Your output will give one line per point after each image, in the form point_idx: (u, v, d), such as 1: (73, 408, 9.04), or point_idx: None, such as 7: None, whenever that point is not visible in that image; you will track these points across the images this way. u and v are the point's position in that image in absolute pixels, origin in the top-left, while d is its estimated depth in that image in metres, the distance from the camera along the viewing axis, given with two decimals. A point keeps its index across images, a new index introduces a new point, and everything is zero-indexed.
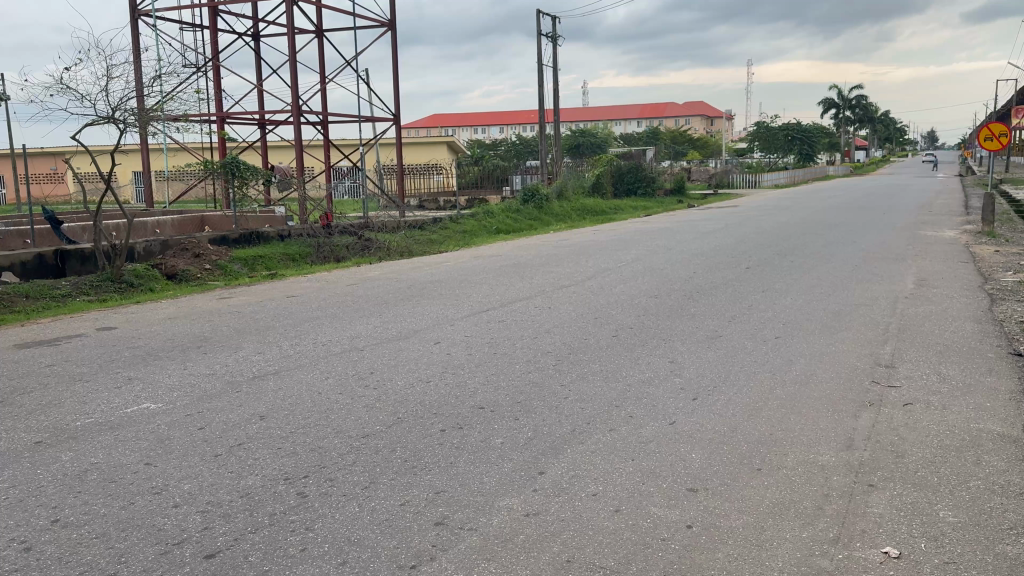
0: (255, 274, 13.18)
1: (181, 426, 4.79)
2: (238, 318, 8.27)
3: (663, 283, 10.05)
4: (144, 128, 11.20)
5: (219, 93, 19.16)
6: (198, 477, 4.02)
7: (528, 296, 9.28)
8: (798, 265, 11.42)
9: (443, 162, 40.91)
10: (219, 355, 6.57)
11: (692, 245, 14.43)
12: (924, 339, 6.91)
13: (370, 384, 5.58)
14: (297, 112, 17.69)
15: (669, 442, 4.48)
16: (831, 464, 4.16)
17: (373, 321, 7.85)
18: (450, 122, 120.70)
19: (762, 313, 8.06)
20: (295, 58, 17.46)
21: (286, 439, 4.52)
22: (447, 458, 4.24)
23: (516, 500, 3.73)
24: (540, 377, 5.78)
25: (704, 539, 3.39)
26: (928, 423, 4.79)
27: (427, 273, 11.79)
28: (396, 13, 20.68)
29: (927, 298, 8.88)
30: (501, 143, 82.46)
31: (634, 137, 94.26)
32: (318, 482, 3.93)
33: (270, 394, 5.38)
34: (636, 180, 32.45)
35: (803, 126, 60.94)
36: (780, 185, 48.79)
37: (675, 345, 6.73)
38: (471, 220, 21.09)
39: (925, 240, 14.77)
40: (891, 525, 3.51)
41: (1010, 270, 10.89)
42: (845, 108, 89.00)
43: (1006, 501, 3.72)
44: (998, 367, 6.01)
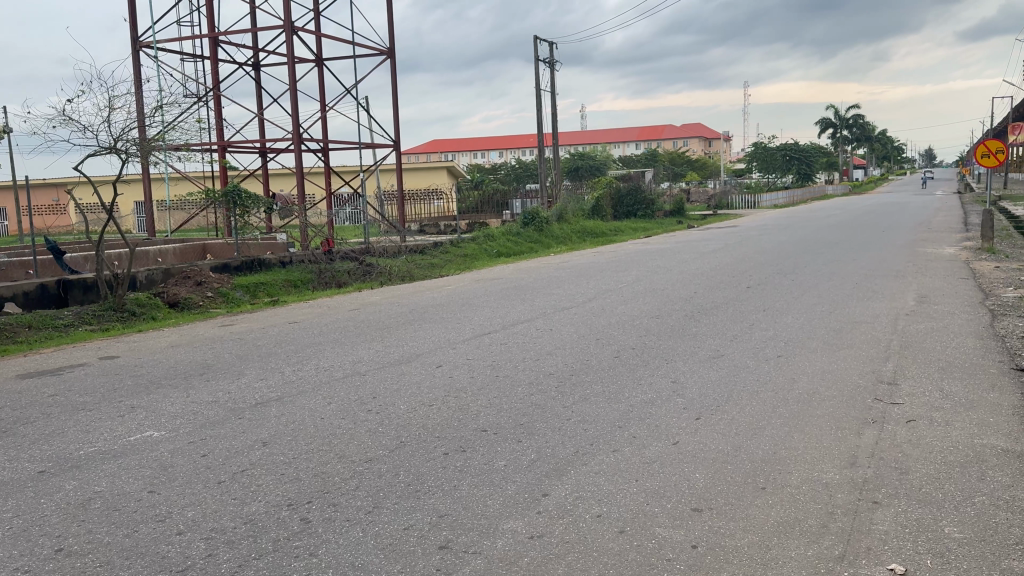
0: (257, 301, 13.22)
1: (184, 452, 4.80)
2: (240, 345, 8.30)
3: (664, 303, 10.08)
4: (146, 158, 11.30)
5: (219, 122, 19.30)
6: (201, 503, 4.02)
7: (530, 318, 9.31)
8: (797, 284, 11.43)
9: (444, 186, 41.29)
10: (221, 382, 6.58)
11: (692, 266, 14.45)
12: (926, 356, 6.92)
13: (373, 409, 5.58)
14: (298, 141, 17.80)
15: (672, 463, 4.47)
16: (836, 482, 4.16)
17: (375, 346, 7.87)
18: (449, 148, 121.76)
19: (763, 331, 8.09)
20: (296, 85, 17.61)
21: (290, 465, 4.53)
22: (450, 481, 4.24)
23: (519, 523, 3.72)
24: (543, 399, 5.77)
25: (709, 560, 3.37)
26: (931, 439, 4.78)
27: (429, 297, 11.81)
28: (395, 41, 20.96)
29: (928, 314, 8.91)
30: (500, 168, 83.02)
31: (633, 159, 94.73)
32: (321, 508, 3.93)
33: (273, 420, 5.38)
34: (635, 203, 32.61)
35: (800, 146, 61.46)
36: (779, 204, 49.02)
37: (677, 365, 6.74)
38: (472, 244, 21.17)
39: (925, 257, 14.76)
40: (897, 542, 3.50)
41: (1010, 286, 10.90)
42: (843, 128, 89.84)
43: (1011, 516, 3.71)
44: (1000, 383, 6.02)
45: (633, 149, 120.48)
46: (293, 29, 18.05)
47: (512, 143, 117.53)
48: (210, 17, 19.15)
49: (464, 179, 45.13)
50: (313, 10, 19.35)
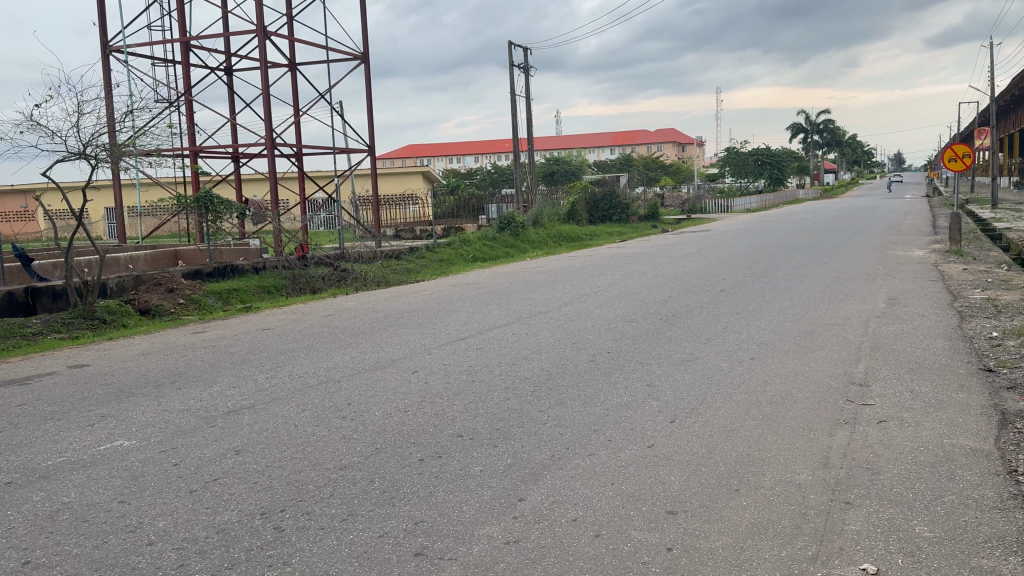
0: (229, 307, 13.10)
1: (155, 462, 4.74)
2: (212, 353, 8.21)
3: (639, 307, 10.12)
4: (117, 164, 11.16)
5: (191, 127, 19.12)
6: (172, 514, 3.97)
7: (506, 322, 9.32)
8: (769, 287, 11.53)
9: (419, 190, 41.25)
10: (192, 390, 6.49)
11: (666, 270, 14.53)
12: (896, 358, 7.01)
13: (348, 416, 5.54)
14: (271, 146, 17.67)
15: (647, 466, 4.48)
16: (808, 483, 4.19)
17: (351, 352, 7.82)
18: (424, 153, 121.60)
19: (736, 334, 8.15)
20: (269, 91, 17.50)
21: (262, 473, 4.48)
22: (426, 487, 4.22)
23: (495, 528, 3.71)
24: (519, 403, 5.77)
25: (684, 561, 3.39)
26: (902, 440, 4.84)
27: (405, 302, 11.78)
28: (369, 45, 20.90)
29: (899, 316, 9.04)
30: (475, 173, 82.99)
31: (608, 164, 95.19)
32: (295, 516, 3.89)
33: (245, 428, 5.32)
34: (610, 207, 32.79)
35: (772, 151, 62.18)
36: (751, 209, 49.49)
37: (652, 368, 6.77)
38: (448, 249, 21.15)
39: (895, 260, 14.98)
40: (869, 542, 3.53)
41: (978, 288, 11.11)
42: (814, 133, 91.17)
43: (980, 515, 3.76)
44: (968, 383, 6.12)
45: (607, 154, 121.09)
46: (266, 33, 17.94)
47: (488, 147, 117.68)
48: (181, 21, 18.98)
49: (440, 184, 45.08)
50: (286, 14, 19.28)
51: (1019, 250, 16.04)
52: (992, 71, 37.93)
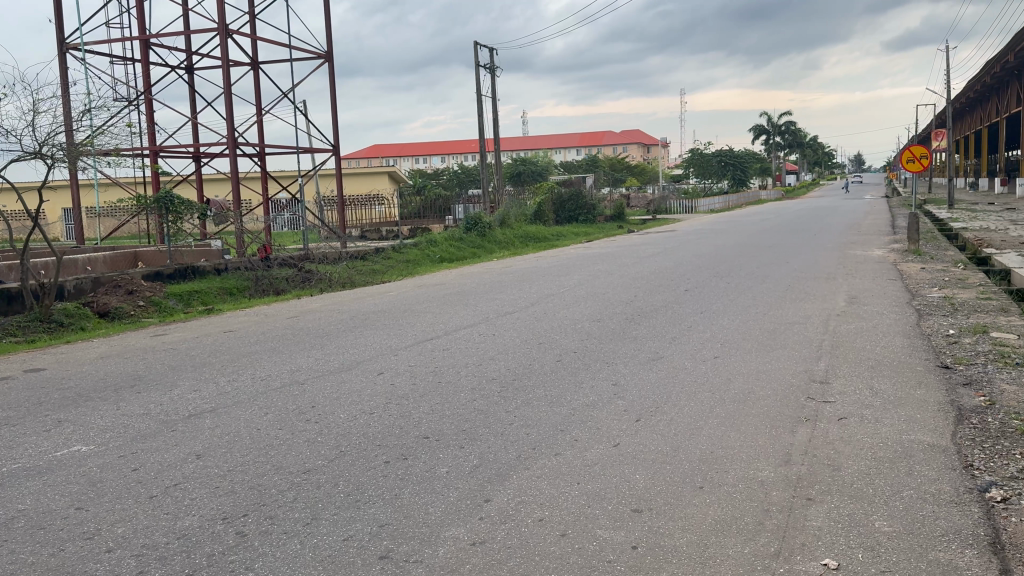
0: (191, 309, 12.93)
1: (114, 467, 4.65)
2: (172, 356, 8.07)
3: (605, 307, 10.17)
4: (74, 164, 10.94)
5: (151, 127, 18.80)
6: (131, 519, 3.89)
7: (472, 323, 9.30)
8: (733, 286, 11.65)
9: (385, 190, 41.08)
10: (152, 394, 6.37)
11: (632, 270, 14.60)
12: (857, 355, 7.12)
13: (311, 419, 5.49)
14: (233, 145, 17.45)
15: (613, 465, 4.50)
16: (771, 480, 4.24)
17: (315, 354, 7.75)
18: (390, 153, 121.09)
19: (700, 333, 8.22)
20: (231, 90, 17.27)
21: (224, 477, 4.41)
22: (391, 489, 4.19)
23: (461, 530, 3.70)
24: (486, 404, 5.76)
25: (649, 559, 3.41)
26: (862, 436, 4.91)
27: (369, 303, 11.70)
28: (333, 45, 20.75)
29: (859, 315, 9.19)
30: (441, 173, 82.73)
31: (574, 164, 95.51)
32: (258, 521, 3.84)
33: (206, 432, 5.24)
34: (577, 208, 32.88)
35: (735, 153, 62.89)
36: (715, 209, 49.85)
37: (618, 368, 6.80)
38: (414, 249, 21.06)
39: (855, 259, 15.22)
40: (830, 538, 3.58)
41: (935, 287, 11.32)
42: (775, 133, 92.47)
43: (937, 509, 3.84)
44: (926, 380, 6.23)
45: (573, 155, 121.55)
46: (228, 32, 17.72)
47: (454, 147, 117.52)
48: (140, 19, 18.65)
49: (405, 184, 44.97)
50: (249, 13, 19.10)
51: (974, 249, 16.38)
52: (948, 74, 38.72)
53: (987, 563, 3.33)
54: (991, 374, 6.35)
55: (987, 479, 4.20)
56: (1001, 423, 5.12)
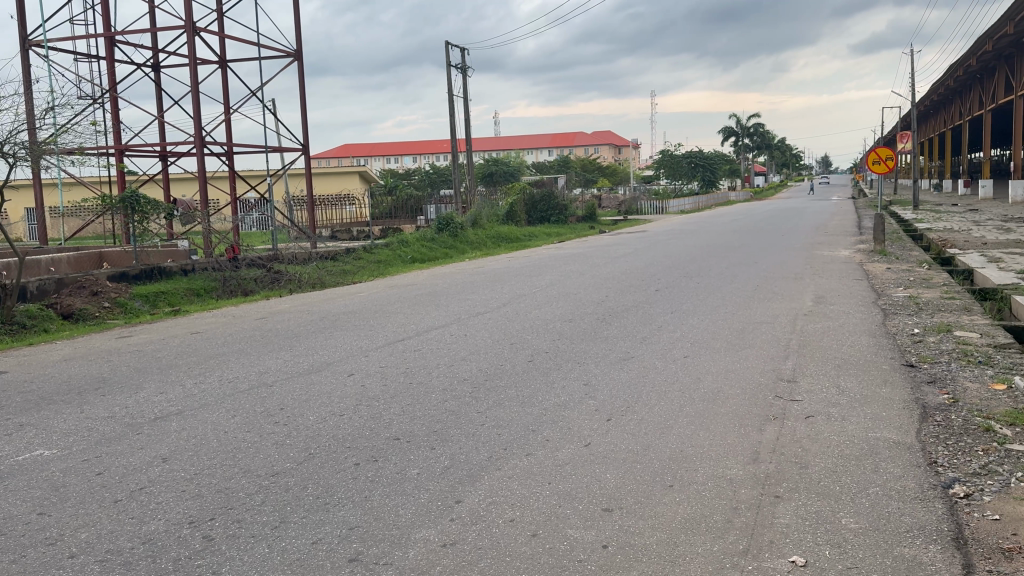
0: (157, 310, 12.75)
1: (77, 471, 4.56)
2: (138, 357, 7.95)
3: (576, 307, 10.20)
4: (37, 163, 10.74)
5: (117, 126, 18.52)
6: (95, 524, 3.83)
7: (443, 323, 9.27)
8: (703, 287, 11.74)
9: (355, 190, 40.85)
10: (117, 397, 6.27)
11: (603, 270, 14.69)
12: (824, 354, 7.20)
13: (280, 421, 5.43)
14: (201, 145, 17.24)
15: (584, 464, 4.51)
16: (740, 478, 4.28)
17: (283, 356, 7.68)
18: (361, 152, 120.45)
19: (670, 333, 8.28)
20: (199, 88, 17.05)
21: (191, 481, 4.35)
22: (361, 492, 4.16)
23: (432, 532, 3.68)
24: (457, 405, 5.74)
25: (619, 558, 3.42)
26: (829, 434, 4.97)
27: (339, 304, 11.61)
28: (302, 43, 20.57)
29: (826, 314, 9.31)
30: (413, 172, 82.36)
31: (546, 165, 95.69)
32: (225, 524, 3.79)
33: (172, 436, 5.16)
34: (548, 208, 32.91)
35: (704, 154, 63.40)
36: (686, 210, 50.13)
37: (589, 368, 6.82)
38: (385, 250, 20.94)
39: (822, 259, 15.42)
40: (797, 535, 3.62)
41: (901, 286, 11.50)
42: (744, 134, 93.51)
43: (902, 506, 3.89)
44: (891, 378, 6.32)
45: (545, 156, 121.81)
46: (195, 30, 17.50)
47: (426, 147, 117.27)
48: (105, 16, 18.37)
49: (377, 184, 44.70)
50: (217, 11, 18.90)
51: (937, 250, 16.68)
52: (913, 76, 39.41)
53: (951, 558, 3.39)
54: (955, 372, 6.45)
55: (951, 476, 4.27)
56: (964, 420, 5.21)
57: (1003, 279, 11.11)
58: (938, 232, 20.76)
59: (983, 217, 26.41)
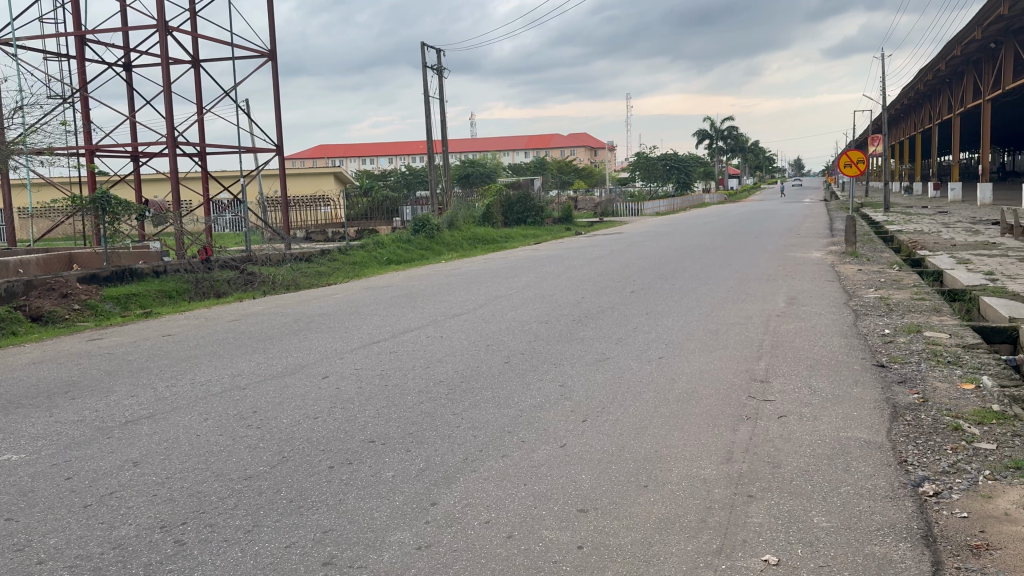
0: (128, 313, 12.60)
1: (46, 476, 4.49)
2: (108, 360, 7.85)
3: (552, 308, 10.23)
4: (5, 163, 10.58)
5: (87, 126, 18.27)
6: (65, 530, 3.77)
7: (419, 325, 9.25)
8: (678, 288, 11.81)
9: (331, 191, 40.64)
10: (87, 401, 6.18)
11: (579, 271, 14.74)
12: (796, 355, 7.27)
13: (253, 424, 5.38)
14: (173, 145, 17.05)
15: (559, 465, 4.53)
16: (713, 478, 4.31)
17: (257, 358, 7.61)
18: (336, 153, 119.84)
19: (646, 334, 8.32)
20: (171, 88, 16.88)
21: (162, 485, 4.31)
22: (335, 495, 4.13)
23: (407, 534, 3.67)
24: (433, 407, 5.73)
25: (595, 559, 3.43)
26: (801, 434, 5.02)
27: (314, 306, 11.54)
28: (277, 43, 20.43)
29: (798, 315, 9.41)
30: (389, 174, 81.98)
31: (522, 167, 95.77)
32: (197, 529, 3.75)
33: (144, 440, 5.10)
34: (525, 210, 32.92)
35: (680, 157, 63.79)
36: (661, 212, 50.40)
37: (565, 369, 6.83)
38: (360, 252, 20.82)
39: (794, 261, 15.59)
40: (770, 534, 3.65)
41: (872, 288, 11.65)
42: (718, 137, 94.32)
43: (873, 504, 3.94)
44: (862, 378, 6.40)
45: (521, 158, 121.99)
46: (167, 29, 17.31)
47: (403, 149, 116.93)
48: (75, 15, 18.12)
49: (352, 185, 44.50)
50: (189, 11, 18.73)
51: (908, 251, 16.92)
52: (883, 79, 39.98)
53: (921, 556, 3.43)
54: (924, 372, 6.55)
55: (920, 475, 4.33)
56: (933, 419, 5.29)
57: (971, 281, 11.27)
58: (909, 234, 21.01)
59: (951, 218, 26.81)
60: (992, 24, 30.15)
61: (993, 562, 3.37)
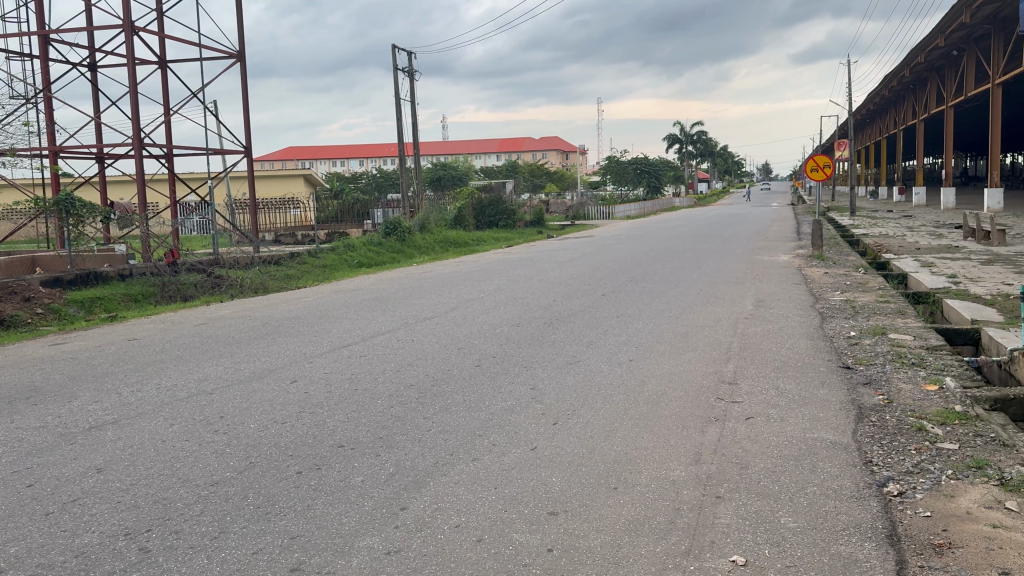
0: (93, 316, 12.40)
1: (6, 483, 4.40)
2: (71, 365, 7.71)
3: (523, 312, 10.24)
4: None
5: (51, 126, 17.96)
6: (26, 538, 3.70)
7: (390, 329, 9.21)
8: (648, 291, 11.88)
9: (300, 193, 40.33)
10: (50, 406, 6.07)
11: (550, 274, 14.78)
12: (764, 357, 7.35)
13: (220, 429, 5.32)
14: (139, 146, 16.82)
15: (529, 468, 4.53)
16: (681, 479, 4.34)
17: (223, 362, 7.52)
18: (306, 155, 119.03)
19: (617, 337, 8.35)
20: (137, 88, 16.65)
21: (127, 492, 4.24)
22: (303, 501, 4.10)
23: (376, 539, 3.65)
24: (403, 411, 5.71)
25: (564, 561, 3.43)
26: (768, 435, 5.08)
27: (282, 309, 11.44)
28: (245, 44, 20.25)
29: (766, 318, 9.50)
30: (360, 175, 81.34)
31: (494, 170, 95.75)
32: (162, 536, 3.70)
33: (108, 445, 5.02)
34: (496, 213, 32.88)
35: (650, 160, 64.28)
36: (632, 215, 50.64)
37: (536, 372, 6.84)
38: (331, 254, 20.68)
39: (762, 264, 15.76)
40: (738, 534, 3.69)
41: (838, 290, 11.82)
42: (687, 142, 95.37)
43: (839, 505, 3.99)
44: (829, 380, 6.48)
45: (493, 161, 122.05)
46: (133, 29, 17.08)
47: (373, 151, 116.47)
48: (39, 14, 17.82)
49: (322, 187, 44.23)
50: (156, 11, 18.51)
51: (874, 255, 17.15)
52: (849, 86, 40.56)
53: (885, 555, 3.48)
54: (889, 373, 6.65)
55: (885, 475, 4.40)
56: (898, 420, 5.37)
57: (935, 283, 11.46)
58: (875, 237, 21.34)
59: (915, 223, 27.33)
60: (955, 32, 30.70)
61: (955, 560, 3.43)
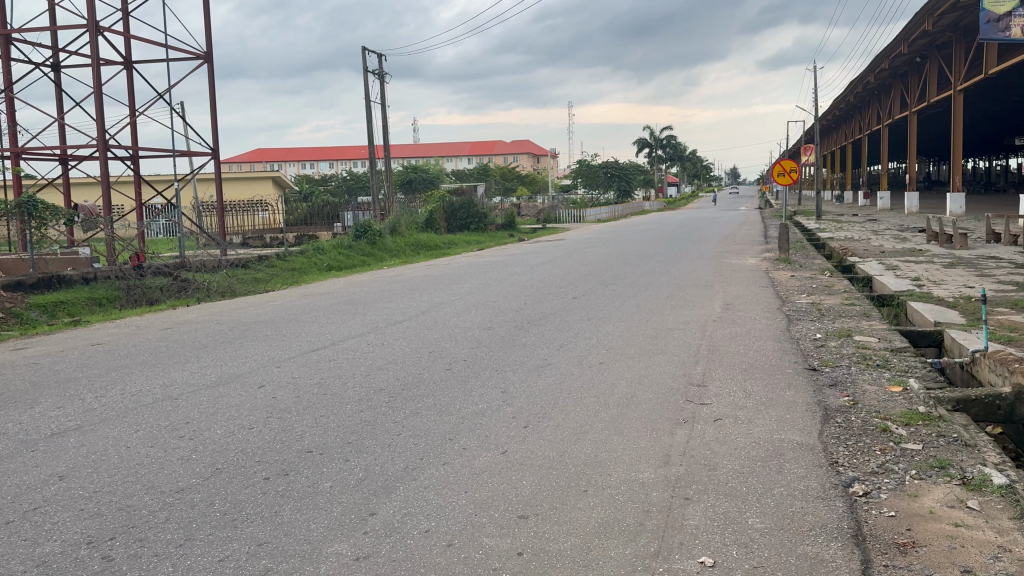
0: (55, 321, 12.17)
1: None
2: (33, 371, 7.56)
3: (494, 315, 10.24)
4: None
5: (13, 127, 17.64)
6: None
7: (360, 332, 9.16)
8: (618, 294, 11.94)
9: (269, 196, 39.98)
10: (10, 413, 5.94)
11: (521, 278, 14.81)
12: (732, 359, 7.43)
13: (185, 435, 5.25)
14: (104, 148, 16.56)
15: (500, 472, 4.53)
16: (650, 481, 4.37)
17: (190, 367, 7.42)
18: (275, 157, 118.04)
19: (587, 340, 8.38)
20: (102, 90, 16.41)
21: (90, 499, 4.17)
22: (271, 507, 4.06)
23: (344, 545, 3.62)
24: (373, 415, 5.68)
25: (533, 564, 3.44)
26: (735, 437, 5.13)
27: (251, 313, 11.33)
28: (213, 45, 20.05)
29: (734, 320, 9.59)
30: (330, 178, 80.78)
31: (464, 173, 95.62)
32: (126, 544, 3.64)
33: (71, 452, 4.93)
34: (468, 216, 32.82)
35: (621, 164, 64.63)
36: (603, 218, 50.83)
37: (506, 376, 6.84)
38: (300, 257, 20.54)
39: (730, 267, 15.92)
40: (707, 536, 3.71)
41: (804, 293, 11.98)
42: (657, 146, 96.09)
43: (805, 505, 4.04)
44: (795, 382, 6.56)
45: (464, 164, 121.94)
46: (98, 29, 16.82)
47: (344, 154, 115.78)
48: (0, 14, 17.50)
49: (292, 190, 43.87)
50: (121, 11, 18.27)
51: (840, 258, 17.40)
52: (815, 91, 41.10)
53: (851, 555, 3.53)
54: (855, 375, 6.75)
55: (851, 475, 4.46)
56: (863, 421, 5.45)
57: (899, 286, 11.65)
58: (841, 241, 21.65)
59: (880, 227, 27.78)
60: (918, 39, 31.27)
61: (919, 559, 3.48)
